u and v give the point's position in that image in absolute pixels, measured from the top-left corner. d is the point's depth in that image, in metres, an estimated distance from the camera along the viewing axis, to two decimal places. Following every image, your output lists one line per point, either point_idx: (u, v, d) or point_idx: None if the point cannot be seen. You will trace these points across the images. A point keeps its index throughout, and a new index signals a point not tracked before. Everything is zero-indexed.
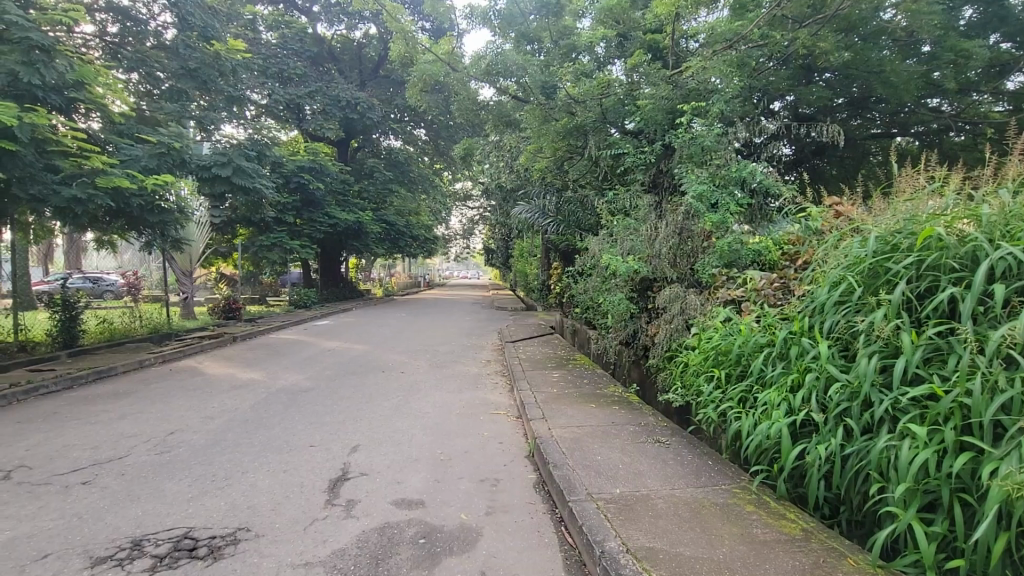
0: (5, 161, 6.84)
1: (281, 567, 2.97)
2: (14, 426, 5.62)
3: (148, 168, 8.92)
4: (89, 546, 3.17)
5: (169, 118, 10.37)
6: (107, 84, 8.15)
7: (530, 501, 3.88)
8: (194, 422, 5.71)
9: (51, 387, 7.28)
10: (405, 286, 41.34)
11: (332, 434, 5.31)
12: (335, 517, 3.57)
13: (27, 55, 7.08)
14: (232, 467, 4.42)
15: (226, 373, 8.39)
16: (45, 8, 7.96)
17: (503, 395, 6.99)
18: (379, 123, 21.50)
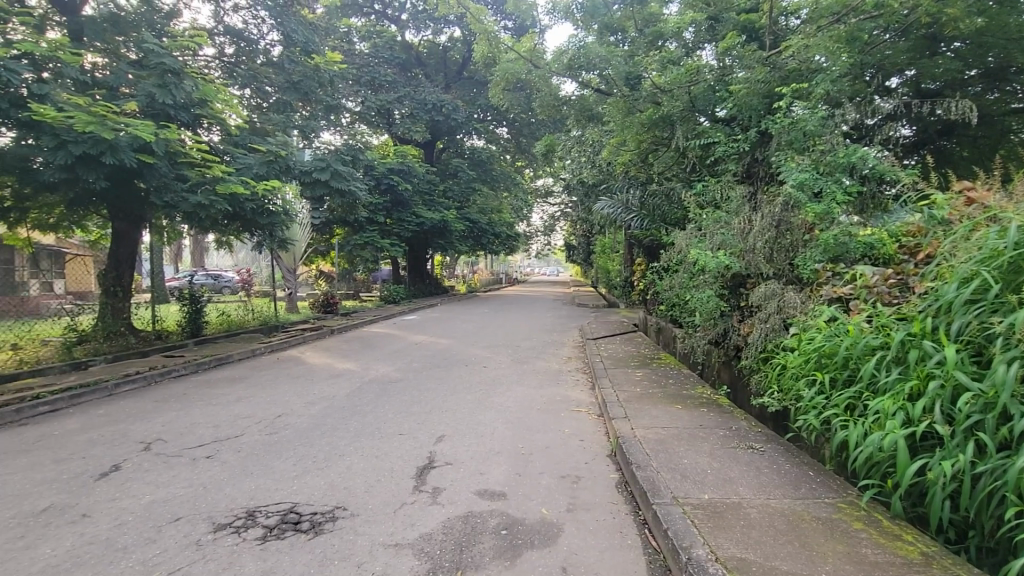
0: (146, 172, 7.87)
1: (374, 546, 3.16)
2: (154, 404, 6.47)
3: (259, 174, 9.81)
4: (212, 513, 3.57)
5: (276, 129, 11.36)
6: (226, 100, 9.10)
7: (612, 501, 3.81)
8: (299, 407, 6.24)
9: (183, 371, 8.30)
10: (488, 283, 42.21)
11: (420, 424, 5.56)
12: (421, 503, 3.72)
13: (162, 79, 8.11)
14: (330, 451, 4.76)
15: (324, 363, 9.07)
16: (175, 36, 9.13)
17: (584, 392, 6.93)
18: (462, 123, 22.08)
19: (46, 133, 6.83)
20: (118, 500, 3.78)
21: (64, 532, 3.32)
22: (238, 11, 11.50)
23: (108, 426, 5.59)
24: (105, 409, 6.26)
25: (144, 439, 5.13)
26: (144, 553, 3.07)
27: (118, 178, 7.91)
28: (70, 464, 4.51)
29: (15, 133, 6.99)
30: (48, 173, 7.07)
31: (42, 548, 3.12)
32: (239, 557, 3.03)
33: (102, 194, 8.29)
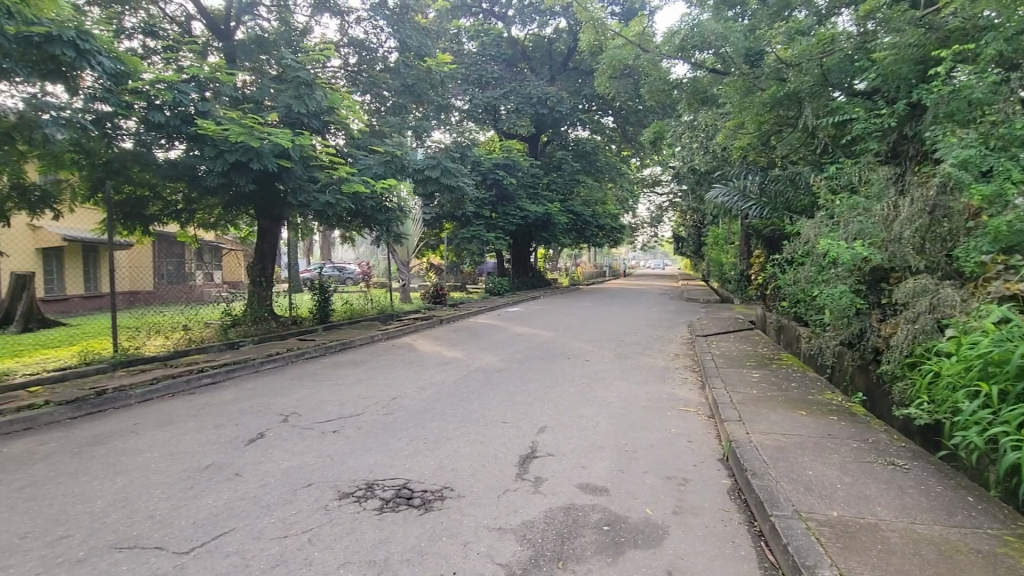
0: (285, 175, 8.84)
1: (479, 527, 3.28)
2: (291, 381, 7.30)
3: (378, 174, 10.56)
4: (339, 482, 3.95)
5: (393, 131, 12.13)
6: (350, 107, 9.94)
7: (723, 507, 3.59)
8: (411, 391, 6.67)
9: (313, 353, 9.24)
10: (592, 276, 41.66)
11: (523, 413, 5.66)
12: (524, 491, 3.79)
13: (299, 91, 9.04)
14: (439, 434, 5.03)
15: (435, 351, 9.58)
16: (308, 51, 10.16)
17: (693, 391, 6.59)
18: (568, 115, 21.86)
19: (208, 145, 7.92)
20: (262, 464, 4.32)
21: (222, 487, 3.86)
22: (360, 23, 12.43)
23: (254, 399, 6.40)
24: (252, 384, 7.19)
25: (282, 412, 5.81)
26: (284, 512, 3.48)
27: (263, 181, 8.98)
28: (226, 429, 5.24)
29: (185, 145, 8.20)
30: (210, 179, 8.22)
31: (205, 499, 3.67)
32: (359, 525, 3.31)
33: (250, 196, 9.48)
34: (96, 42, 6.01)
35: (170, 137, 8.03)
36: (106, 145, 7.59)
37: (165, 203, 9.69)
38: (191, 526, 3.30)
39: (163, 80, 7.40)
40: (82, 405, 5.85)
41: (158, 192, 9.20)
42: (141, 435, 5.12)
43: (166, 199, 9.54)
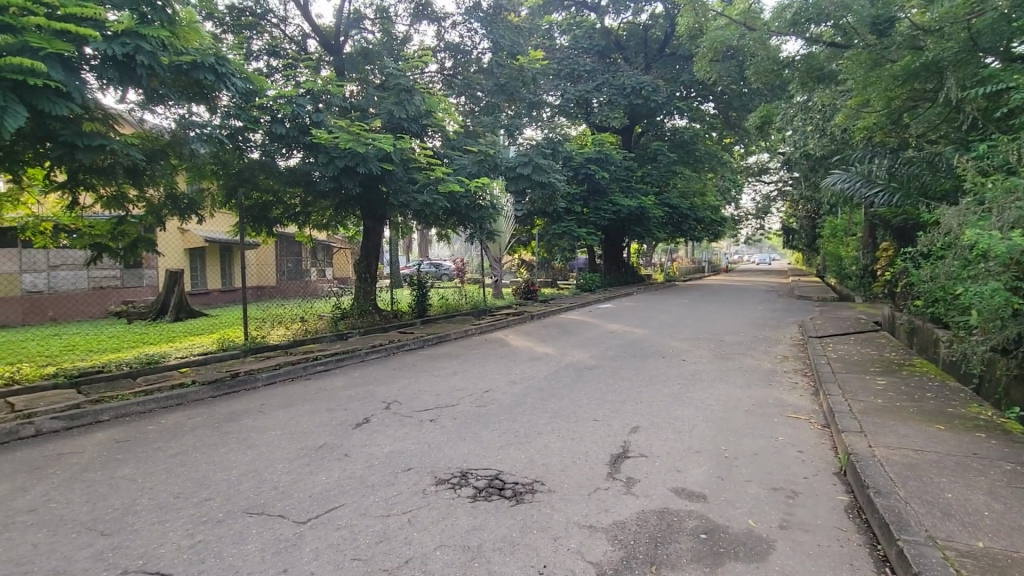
0: (387, 177, 9.41)
1: (569, 523, 3.27)
2: (392, 371, 7.77)
3: (472, 173, 10.88)
4: (435, 468, 4.13)
5: (485, 130, 12.37)
6: (446, 109, 10.39)
7: (840, 526, 3.26)
8: (503, 384, 6.81)
9: (412, 345, 9.75)
10: (689, 271, 39.76)
11: (615, 412, 5.55)
12: (615, 491, 3.72)
13: (400, 97, 9.67)
14: (530, 428, 5.08)
15: (526, 346, 9.70)
16: (408, 58, 10.71)
17: (805, 397, 6.06)
18: (664, 103, 20.99)
19: (321, 152, 8.61)
20: (367, 447, 4.64)
21: (333, 466, 4.21)
22: (455, 27, 12.84)
23: (360, 386, 6.90)
24: (359, 372, 7.76)
25: (385, 399, 6.20)
26: (386, 493, 3.71)
27: (368, 184, 9.62)
28: (336, 413, 5.70)
29: (302, 154, 9.00)
30: (323, 183, 8.96)
31: (318, 476, 4.02)
32: (454, 511, 3.44)
33: (357, 199, 10.20)
34: (231, 66, 6.78)
35: (290, 146, 8.83)
36: (239, 156, 8.54)
37: (286, 206, 10.73)
38: (308, 499, 3.63)
39: (284, 95, 8.18)
40: (220, 386, 6.66)
41: (280, 197, 10.22)
42: (266, 414, 5.73)
43: (286, 203, 10.55)
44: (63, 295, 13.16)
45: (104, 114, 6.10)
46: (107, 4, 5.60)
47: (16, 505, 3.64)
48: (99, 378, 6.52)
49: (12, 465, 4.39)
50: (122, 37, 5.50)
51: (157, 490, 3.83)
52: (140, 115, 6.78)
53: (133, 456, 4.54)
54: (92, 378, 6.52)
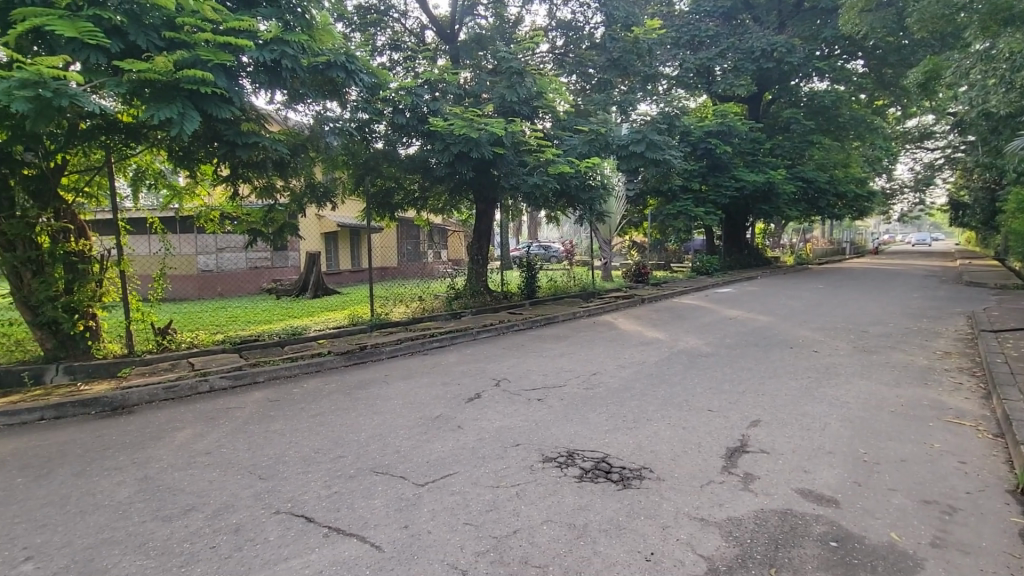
0: (498, 161, 9.64)
1: (678, 513, 3.16)
2: (502, 350, 8.02)
3: (582, 154, 10.70)
4: (542, 446, 4.21)
5: (596, 109, 12.11)
6: (557, 90, 10.34)
7: (1012, 552, 2.76)
8: (611, 368, 6.71)
9: (521, 326, 9.96)
10: (825, 252, 35.68)
11: (732, 403, 5.21)
12: (731, 485, 3.50)
13: (511, 80, 9.80)
14: (639, 413, 4.95)
15: (636, 330, 9.45)
16: (519, 41, 10.82)
17: (971, 400, 5.18)
18: (800, 65, 18.83)
19: (438, 139, 8.99)
20: (478, 420, 4.86)
21: (447, 436, 4.47)
22: (568, 4, 12.62)
23: (472, 363, 7.22)
24: (471, 350, 8.12)
25: (495, 376, 6.44)
26: (496, 465, 3.86)
27: (481, 168, 9.90)
28: (451, 386, 6.05)
29: (419, 142, 9.50)
30: (439, 169, 9.40)
31: (435, 444, 4.30)
32: (561, 488, 3.49)
33: (470, 183, 10.54)
34: (359, 63, 7.31)
35: (409, 135, 9.39)
36: (366, 146, 9.29)
37: (406, 192, 11.42)
38: (425, 464, 3.90)
39: (404, 86, 8.66)
40: (351, 356, 7.37)
41: (401, 183, 10.92)
42: (390, 384, 6.24)
43: (406, 188, 11.25)
44: (228, 274, 15.39)
45: (257, 115, 6.90)
46: (258, 15, 6.31)
47: (198, 446, 4.39)
48: (256, 345, 7.56)
49: (194, 414, 5.27)
50: (270, 44, 6.16)
51: (300, 445, 4.37)
52: (284, 113, 7.58)
53: (282, 414, 5.21)
54: (250, 345, 7.56)
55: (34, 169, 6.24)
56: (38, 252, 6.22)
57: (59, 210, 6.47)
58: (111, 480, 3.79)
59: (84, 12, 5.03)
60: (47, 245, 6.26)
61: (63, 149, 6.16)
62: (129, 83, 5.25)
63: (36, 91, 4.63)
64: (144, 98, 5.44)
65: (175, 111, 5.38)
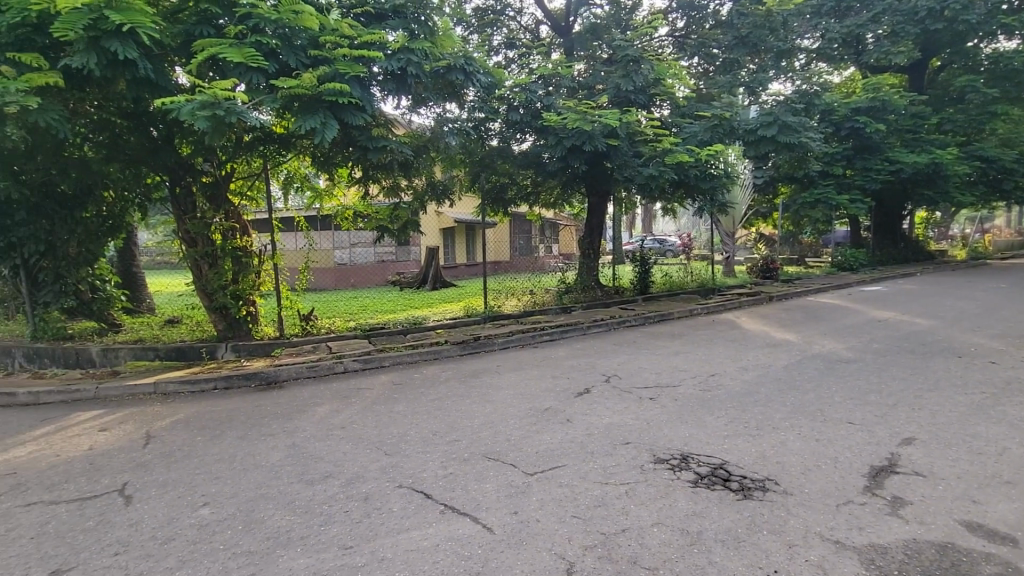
0: (612, 153, 9.45)
1: (808, 532, 2.86)
2: (614, 346, 7.88)
3: (704, 141, 10.03)
4: (654, 446, 4.07)
5: (720, 91, 11.32)
6: (676, 75, 9.90)
7: None
8: (733, 370, 6.27)
9: (633, 322, 9.68)
10: (1011, 246, 29.75)
11: (878, 416, 4.59)
12: (874, 508, 3.10)
13: (627, 69, 9.55)
14: (764, 420, 4.58)
15: (761, 330, 8.71)
16: (636, 26, 10.57)
17: None
18: (979, 22, 15.95)
19: (551, 134, 9.05)
20: (587, 415, 4.83)
21: (556, 428, 4.51)
22: None
23: (583, 358, 7.19)
24: (581, 345, 8.09)
25: (606, 372, 6.36)
26: (605, 462, 3.81)
27: (594, 160, 9.77)
28: (561, 380, 6.09)
29: (533, 137, 9.60)
30: (552, 164, 9.44)
31: (544, 435, 4.35)
32: (673, 492, 3.34)
33: (582, 175, 10.44)
34: (476, 64, 7.57)
35: (523, 132, 9.57)
36: (482, 144, 9.67)
37: (519, 187, 11.63)
38: (535, 454, 3.98)
39: (519, 84, 8.85)
40: (466, 346, 7.72)
41: (515, 179, 11.16)
42: (502, 374, 6.45)
43: (520, 184, 11.48)
44: (359, 267, 16.95)
45: (385, 120, 7.46)
46: (387, 28, 6.84)
47: (335, 421, 4.91)
48: (382, 332, 8.24)
49: (331, 391, 5.90)
50: (398, 54, 6.64)
51: (419, 426, 4.68)
52: (409, 117, 8.09)
53: (404, 396, 5.63)
54: (378, 332, 8.26)
55: (210, 177, 7.42)
56: (213, 248, 7.38)
57: (228, 212, 7.57)
58: (267, 444, 4.40)
59: (248, 39, 5.82)
60: (220, 242, 7.40)
61: (232, 158, 7.21)
62: (282, 99, 5.94)
63: (213, 112, 5.47)
64: (294, 111, 6.14)
65: (318, 122, 6.02)
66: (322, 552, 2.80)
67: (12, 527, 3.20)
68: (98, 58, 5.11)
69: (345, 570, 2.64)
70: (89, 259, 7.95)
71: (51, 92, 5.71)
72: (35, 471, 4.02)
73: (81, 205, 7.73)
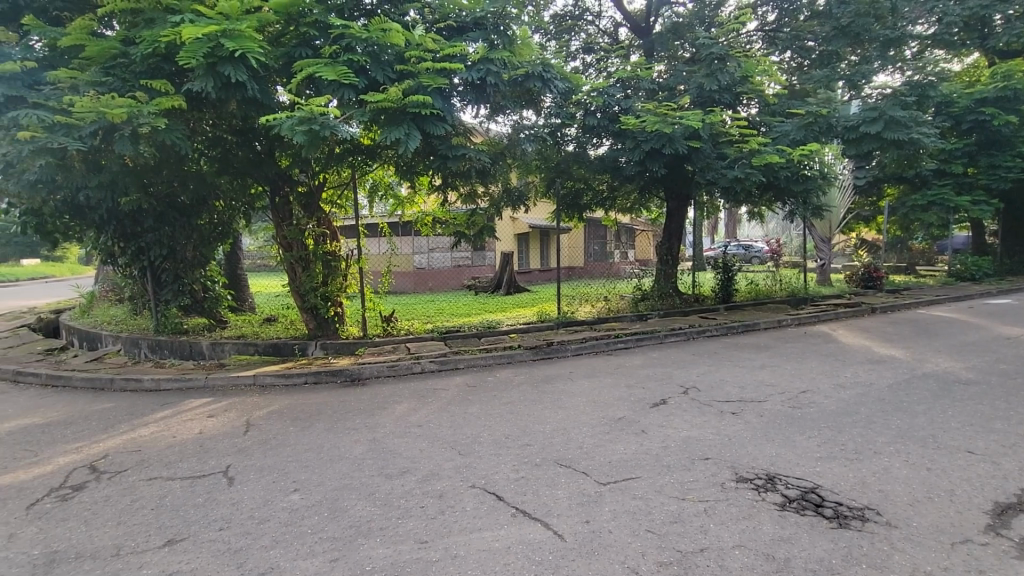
0: (694, 156, 9.11)
1: (915, 570, 2.57)
2: (693, 356, 7.55)
3: (796, 140, 9.36)
4: (736, 464, 3.84)
5: (816, 86, 10.53)
6: (765, 71, 9.37)
7: None
8: (827, 387, 5.78)
9: (714, 331, 9.23)
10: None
11: (1005, 447, 4.04)
12: (998, 550, 2.72)
13: (711, 67, 9.17)
14: (863, 443, 4.18)
15: (861, 345, 7.97)
16: (722, 23, 10.20)
17: None
18: None
19: (628, 138, 8.89)
20: (664, 427, 4.65)
21: (631, 438, 4.39)
22: None
23: (660, 367, 6.96)
24: (657, 354, 7.83)
25: (684, 384, 6.09)
26: (681, 476, 3.65)
27: (674, 164, 9.44)
28: (636, 389, 5.92)
29: (609, 141, 9.43)
30: (629, 168, 9.23)
31: (617, 445, 4.24)
32: (757, 513, 3.13)
33: (662, 179, 10.14)
34: (554, 70, 7.59)
35: (599, 136, 9.48)
36: (557, 150, 9.65)
37: (595, 191, 11.48)
38: (607, 464, 3.90)
39: (596, 88, 8.78)
40: (538, 351, 7.73)
41: (590, 184, 11.04)
42: (575, 381, 6.38)
43: (596, 189, 11.34)
44: (437, 271, 17.52)
45: (464, 129, 7.69)
46: (468, 40, 7.06)
47: (413, 419, 5.10)
48: (458, 334, 8.46)
49: (410, 391, 6.14)
50: (477, 65, 6.83)
51: (492, 429, 4.74)
52: (487, 125, 8.27)
53: (478, 399, 5.74)
54: (454, 334, 8.49)
55: (305, 187, 8.02)
56: (307, 252, 7.95)
57: (320, 219, 8.13)
58: (351, 437, 4.66)
59: (341, 58, 6.24)
60: (312, 246, 7.95)
61: (324, 169, 7.74)
62: (370, 113, 6.30)
63: (309, 127, 5.92)
64: (380, 123, 6.48)
65: (402, 133, 6.31)
66: (399, 544, 2.91)
67: (136, 498, 3.62)
68: (214, 81, 5.69)
69: (420, 563, 2.73)
70: (202, 261, 8.95)
71: (176, 113, 6.44)
72: (155, 449, 4.53)
73: (197, 213, 8.67)
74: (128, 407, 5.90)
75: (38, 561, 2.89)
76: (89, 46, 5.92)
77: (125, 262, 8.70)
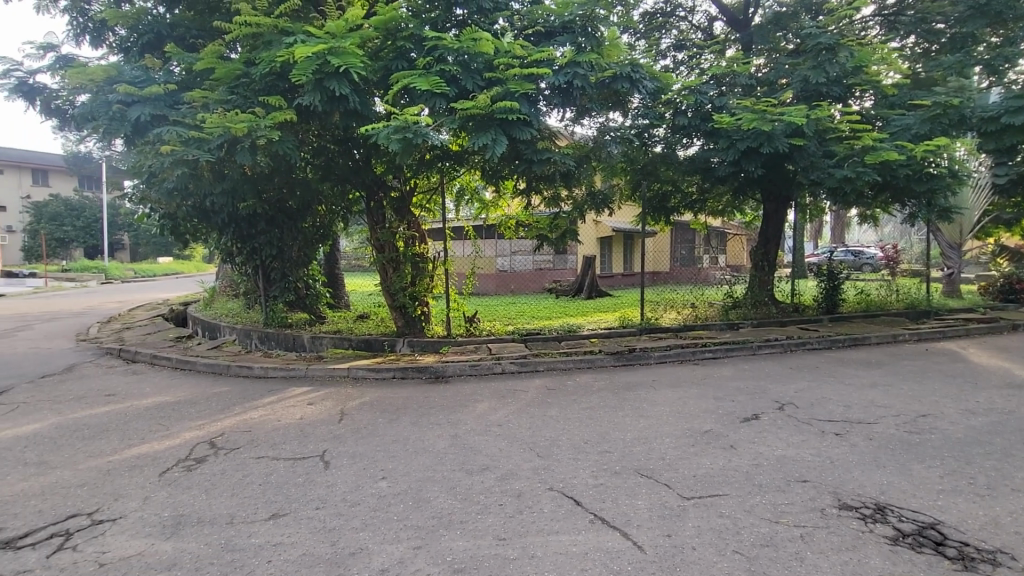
0: (796, 155, 8.47)
1: None
2: (790, 370, 7.01)
3: (919, 135, 8.40)
4: (839, 489, 3.51)
5: (945, 73, 9.30)
6: (883, 60, 8.51)
7: None
8: (954, 412, 5.10)
9: (815, 344, 8.49)
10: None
11: None
12: None
13: (817, 58, 8.50)
14: (999, 478, 3.64)
15: (998, 366, 6.96)
16: (833, 10, 9.52)
17: None
18: None
19: (722, 137, 8.46)
20: (756, 444, 4.36)
21: (718, 453, 4.16)
22: None
23: (752, 380, 6.53)
24: (749, 365, 7.36)
25: (780, 399, 5.67)
26: (775, 498, 3.40)
27: (773, 163, 8.82)
28: (725, 402, 5.60)
29: (701, 141, 9.02)
30: (721, 168, 8.78)
31: (703, 459, 4.04)
32: (863, 546, 2.84)
33: (759, 180, 9.54)
34: (643, 70, 7.41)
35: (689, 136, 9.11)
36: (644, 151, 9.39)
37: (684, 194, 11.04)
38: (691, 477, 3.72)
39: (688, 86, 8.46)
40: (620, 356, 7.57)
41: (679, 186, 10.63)
42: (658, 390, 6.16)
43: (684, 191, 10.88)
44: (518, 274, 17.72)
45: (550, 133, 7.73)
46: (556, 44, 7.09)
47: (493, 418, 5.19)
48: (538, 336, 8.50)
49: (491, 390, 6.26)
50: (565, 68, 6.86)
51: (571, 433, 4.70)
52: (573, 128, 8.25)
53: (557, 402, 5.72)
54: (535, 336, 8.54)
55: (397, 192, 8.48)
56: (397, 253, 8.39)
57: (410, 222, 8.55)
58: (434, 432, 4.83)
59: (434, 68, 6.53)
60: (403, 248, 8.38)
61: (416, 174, 8.13)
62: (460, 119, 6.52)
63: (404, 135, 6.22)
64: (469, 129, 6.69)
65: (490, 138, 6.46)
66: (478, 538, 2.97)
67: (247, 474, 4.00)
68: (320, 95, 6.18)
69: (499, 559, 2.77)
70: (305, 261, 9.72)
71: (288, 126, 7.07)
72: (263, 431, 4.99)
73: (302, 216, 9.44)
74: (241, 392, 6.56)
75: (167, 522, 3.29)
76: (219, 69, 6.65)
77: (241, 261, 9.67)
